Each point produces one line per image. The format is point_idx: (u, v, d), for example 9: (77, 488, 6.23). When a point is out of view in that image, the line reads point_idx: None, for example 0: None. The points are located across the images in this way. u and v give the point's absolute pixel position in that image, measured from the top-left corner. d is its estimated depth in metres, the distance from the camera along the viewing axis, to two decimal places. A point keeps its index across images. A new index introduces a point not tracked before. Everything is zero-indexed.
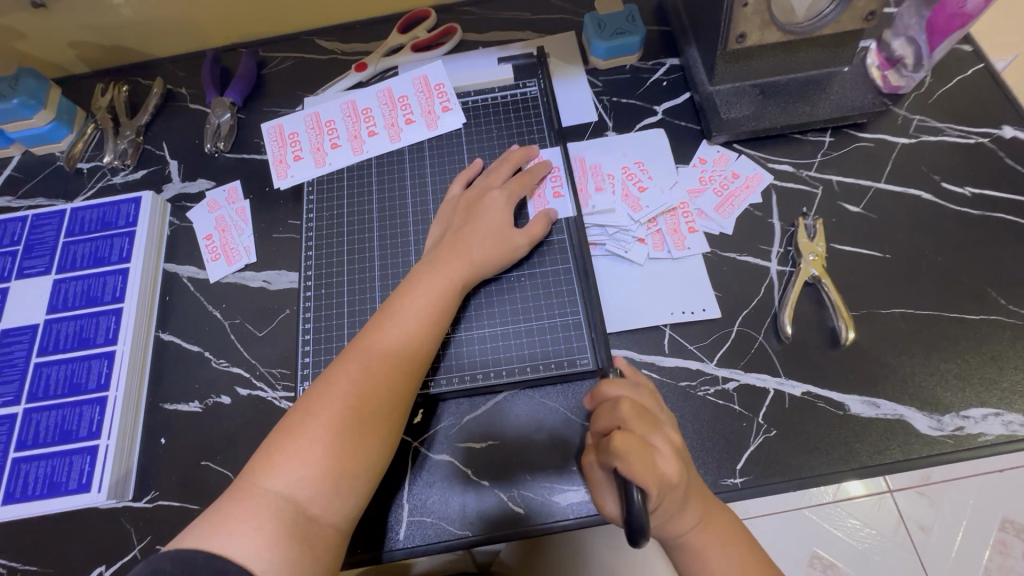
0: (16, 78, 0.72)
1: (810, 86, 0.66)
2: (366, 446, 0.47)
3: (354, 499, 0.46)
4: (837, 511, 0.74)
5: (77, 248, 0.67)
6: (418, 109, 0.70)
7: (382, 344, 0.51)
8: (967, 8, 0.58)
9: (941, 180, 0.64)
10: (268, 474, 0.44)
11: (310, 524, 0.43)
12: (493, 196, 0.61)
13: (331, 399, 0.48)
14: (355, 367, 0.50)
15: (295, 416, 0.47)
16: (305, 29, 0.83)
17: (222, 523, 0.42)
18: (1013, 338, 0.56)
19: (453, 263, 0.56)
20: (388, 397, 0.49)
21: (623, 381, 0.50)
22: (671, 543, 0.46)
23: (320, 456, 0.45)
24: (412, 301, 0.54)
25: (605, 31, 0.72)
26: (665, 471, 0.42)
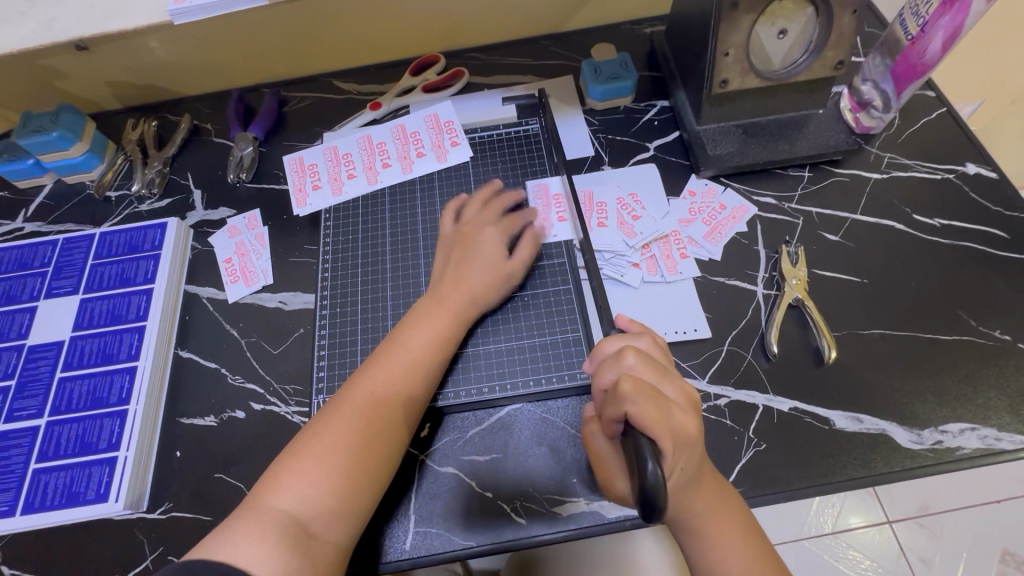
0: (57, 113, 0.78)
1: (788, 126, 0.72)
2: (370, 467, 0.50)
3: (354, 518, 0.48)
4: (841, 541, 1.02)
5: (104, 270, 0.71)
6: (428, 144, 0.76)
7: (390, 370, 0.54)
8: (926, 58, 0.64)
9: (912, 212, 0.69)
10: (273, 495, 0.47)
11: (311, 540, 0.45)
12: (486, 232, 0.64)
13: (339, 422, 0.51)
14: (359, 393, 0.53)
15: (303, 439, 0.50)
16: (323, 71, 0.90)
17: (229, 538, 0.44)
18: (986, 358, 0.60)
19: (453, 297, 0.60)
20: (392, 421, 0.52)
21: (623, 338, 0.51)
22: (680, 520, 0.48)
23: (326, 476, 0.48)
24: (416, 332, 0.57)
25: (600, 75, 0.79)
26: (680, 423, 0.43)
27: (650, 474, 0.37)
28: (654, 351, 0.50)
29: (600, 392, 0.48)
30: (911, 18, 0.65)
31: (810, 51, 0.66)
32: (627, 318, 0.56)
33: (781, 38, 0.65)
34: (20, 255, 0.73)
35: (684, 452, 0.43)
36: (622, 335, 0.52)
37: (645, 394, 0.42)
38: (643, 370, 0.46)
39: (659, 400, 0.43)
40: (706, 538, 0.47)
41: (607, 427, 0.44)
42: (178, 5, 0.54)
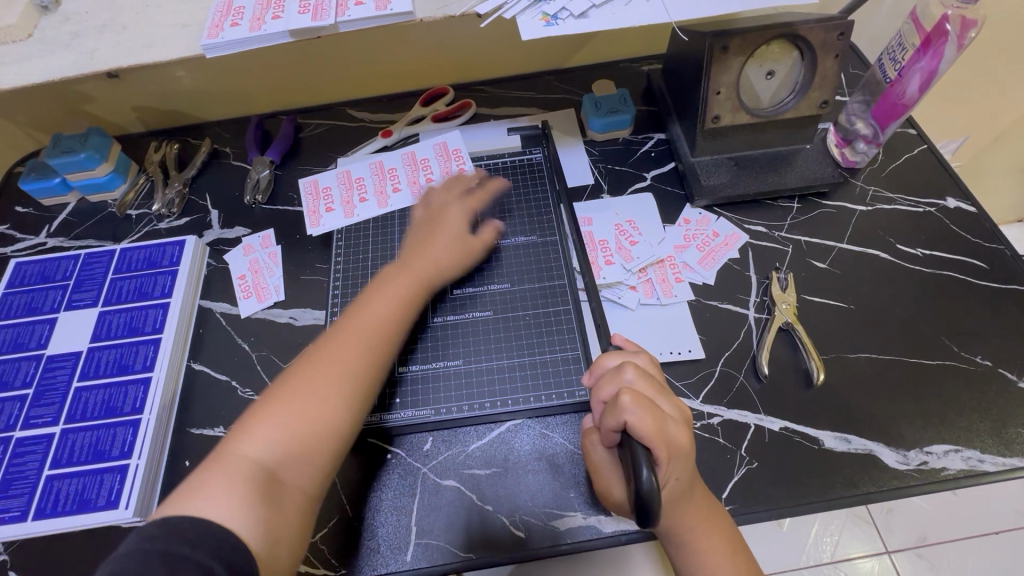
0: (86, 136, 0.82)
1: (778, 159, 0.77)
2: (335, 411, 0.52)
3: (321, 463, 0.51)
4: None
5: (123, 284, 0.74)
6: (437, 170, 0.79)
7: (353, 327, 0.57)
8: (905, 98, 0.68)
9: (895, 242, 0.73)
10: (241, 443, 0.48)
11: (279, 488, 0.47)
12: (451, 212, 0.71)
13: (306, 373, 0.53)
14: (331, 343, 0.55)
15: (272, 389, 0.52)
16: (338, 100, 0.95)
17: (197, 491, 0.45)
18: (968, 381, 0.63)
19: (422, 262, 0.65)
20: (356, 368, 0.54)
21: (621, 354, 0.54)
22: (670, 535, 0.49)
23: (290, 421, 0.50)
24: (385, 295, 0.60)
25: (601, 109, 0.84)
26: (677, 437, 0.46)
27: (644, 479, 0.39)
28: (650, 368, 0.53)
29: (601, 404, 0.50)
30: (889, 63, 0.70)
31: (796, 91, 0.70)
32: (623, 337, 0.59)
33: (769, 78, 0.70)
34: (43, 269, 0.76)
35: (678, 464, 0.45)
36: (621, 352, 0.55)
37: (644, 404, 0.45)
38: (641, 385, 0.49)
39: (657, 411, 0.46)
40: (697, 552, 0.49)
41: (605, 437, 0.47)
42: (211, 39, 0.58)
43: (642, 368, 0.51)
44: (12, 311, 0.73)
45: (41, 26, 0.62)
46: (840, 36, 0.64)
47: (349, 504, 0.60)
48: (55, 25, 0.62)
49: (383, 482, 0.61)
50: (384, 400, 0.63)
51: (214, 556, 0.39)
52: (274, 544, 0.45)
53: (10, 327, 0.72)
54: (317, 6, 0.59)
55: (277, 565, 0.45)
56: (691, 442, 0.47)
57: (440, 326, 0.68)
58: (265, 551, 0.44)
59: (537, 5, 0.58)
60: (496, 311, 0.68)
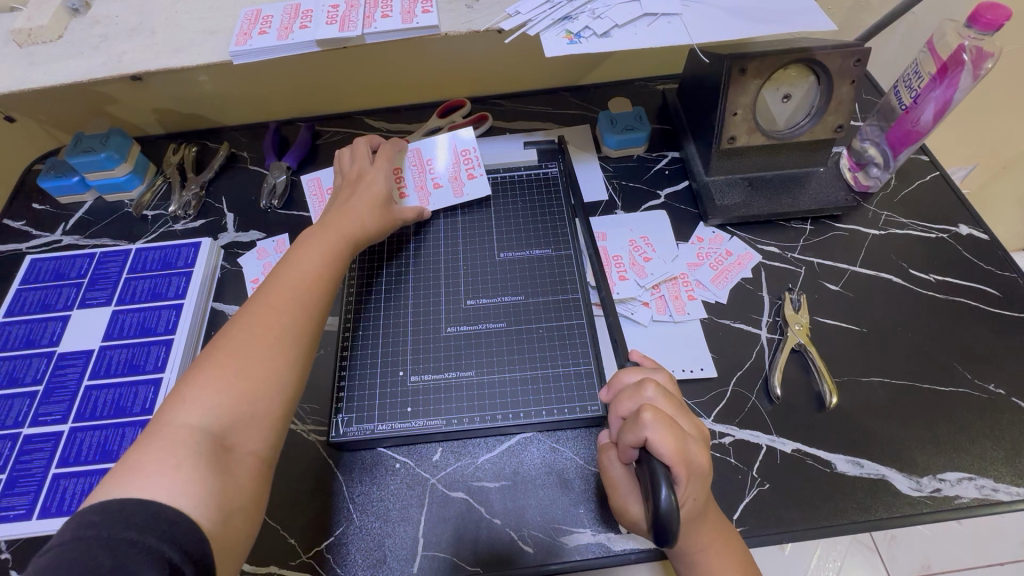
0: (107, 136, 0.82)
1: (792, 182, 0.77)
2: (280, 369, 0.50)
3: (269, 425, 0.48)
4: None
5: (137, 283, 0.74)
6: (445, 175, 0.77)
7: (282, 285, 0.55)
8: (920, 125, 0.69)
9: (908, 267, 0.73)
10: (179, 413, 0.45)
11: (229, 455, 0.45)
12: (372, 175, 0.70)
13: (238, 335, 0.50)
14: (265, 303, 0.53)
15: (203, 355, 0.49)
16: (356, 109, 0.96)
17: (134, 469, 0.41)
18: (981, 409, 0.62)
19: (338, 226, 0.63)
20: (294, 323, 0.53)
21: (641, 370, 0.54)
22: (684, 555, 0.49)
23: (233, 383, 0.47)
24: (305, 253, 0.59)
25: (616, 126, 0.84)
26: (696, 457, 0.45)
27: (664, 499, 0.39)
28: (670, 386, 0.53)
29: (619, 420, 0.50)
30: (905, 90, 0.71)
31: (812, 115, 0.71)
32: (639, 352, 0.59)
33: (785, 101, 0.71)
34: (57, 266, 0.77)
35: (696, 482, 0.45)
36: (639, 368, 0.55)
37: (665, 421, 0.44)
38: (661, 403, 0.49)
39: (678, 429, 0.45)
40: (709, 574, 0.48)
41: (624, 452, 0.47)
42: (240, 46, 0.59)
43: (661, 385, 0.51)
44: (25, 307, 0.73)
45: (71, 28, 0.63)
46: (856, 62, 0.65)
47: (355, 512, 0.60)
48: (85, 27, 0.63)
49: (390, 492, 0.61)
50: (395, 408, 0.63)
51: (165, 539, 0.37)
52: (228, 516, 0.42)
53: (23, 323, 0.72)
54: (344, 17, 0.60)
55: (233, 542, 0.42)
56: (709, 461, 0.46)
57: (453, 336, 0.68)
58: (218, 524, 0.41)
59: (560, 23, 0.59)
60: (510, 323, 0.69)
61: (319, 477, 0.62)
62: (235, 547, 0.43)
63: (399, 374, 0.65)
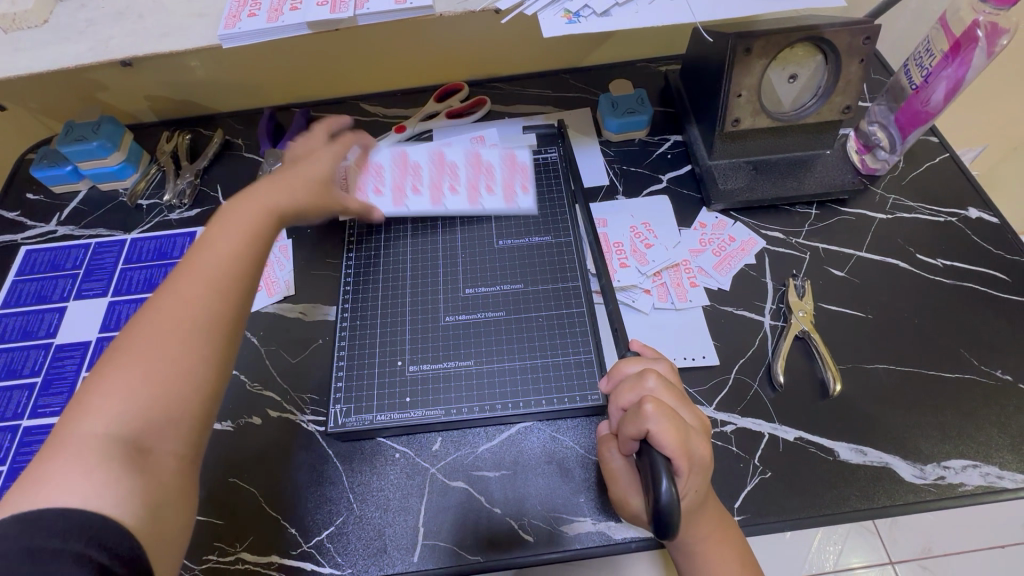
0: (99, 124, 0.81)
1: (797, 165, 0.75)
2: (199, 361, 0.43)
3: (190, 425, 0.42)
4: None
5: (133, 274, 0.74)
6: (499, 182, 0.77)
7: (201, 265, 0.47)
8: (930, 106, 0.67)
9: (916, 252, 0.72)
10: (80, 421, 0.39)
11: (145, 459, 0.39)
12: (321, 155, 0.64)
13: (147, 329, 0.43)
14: (176, 291, 0.45)
15: (111, 349, 0.42)
16: (352, 94, 0.94)
17: (42, 479, 0.36)
18: (987, 396, 0.61)
19: (274, 197, 0.55)
20: (211, 310, 0.45)
21: (643, 360, 0.53)
22: (683, 546, 0.48)
23: (145, 383, 0.41)
24: (224, 228, 0.50)
25: (617, 109, 0.82)
26: (699, 451, 0.44)
27: (665, 490, 0.38)
28: (670, 375, 0.52)
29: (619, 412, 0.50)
30: (916, 69, 0.68)
31: (819, 95, 0.69)
32: (639, 342, 0.58)
33: (791, 82, 0.69)
34: (53, 257, 0.77)
35: (697, 476, 0.44)
36: (640, 358, 0.54)
37: (667, 413, 0.44)
38: (663, 394, 0.48)
39: (679, 421, 0.44)
40: (707, 564, 0.48)
41: (623, 444, 0.46)
42: (229, 30, 0.57)
43: (662, 376, 0.50)
44: (21, 299, 0.73)
45: (56, 13, 0.61)
46: (866, 40, 0.63)
47: (355, 502, 0.60)
48: (71, 11, 0.61)
49: (389, 482, 0.60)
50: (393, 399, 0.63)
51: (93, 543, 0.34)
52: (156, 514, 0.39)
53: (19, 314, 0.71)
54: None
55: (165, 536, 0.39)
56: (711, 453, 0.46)
57: (451, 326, 0.67)
58: (144, 519, 0.37)
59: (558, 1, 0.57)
60: (509, 312, 0.68)
61: (318, 467, 0.62)
62: (169, 539, 0.39)
63: (398, 364, 0.65)
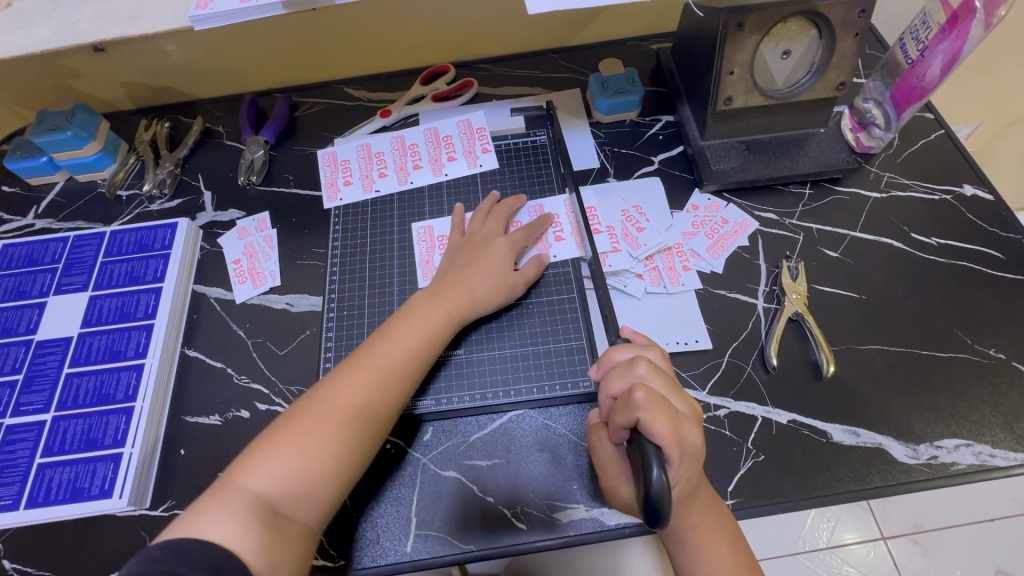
0: (72, 112, 0.78)
1: (791, 144, 0.74)
2: (341, 456, 0.50)
3: (324, 503, 0.49)
4: (830, 556, 0.99)
5: (114, 268, 0.72)
6: (460, 150, 0.78)
7: (373, 365, 0.55)
8: (926, 81, 0.65)
9: (910, 231, 0.71)
10: (246, 473, 0.48)
11: (279, 520, 0.47)
12: (497, 243, 0.66)
13: (312, 410, 0.52)
14: (344, 380, 0.54)
15: (286, 420, 0.52)
16: (335, 78, 0.92)
17: (200, 513, 0.45)
18: (980, 374, 0.61)
19: (452, 297, 0.61)
20: (367, 409, 0.53)
21: (631, 347, 0.52)
22: (674, 531, 0.48)
23: (296, 457, 0.49)
24: (405, 329, 0.58)
25: (607, 89, 0.80)
26: (690, 438, 0.44)
27: (655, 479, 0.38)
28: (661, 362, 0.52)
29: (609, 399, 0.49)
30: (911, 42, 0.67)
31: (813, 72, 0.67)
32: (630, 327, 0.57)
33: (785, 58, 0.66)
34: (31, 251, 0.74)
35: (689, 464, 0.44)
36: (630, 345, 0.53)
37: (658, 400, 0.43)
38: (654, 381, 0.47)
39: (670, 409, 0.44)
40: (697, 550, 0.48)
41: (613, 433, 0.45)
42: (201, 11, 0.55)
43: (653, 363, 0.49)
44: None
45: None
46: (861, 13, 0.61)
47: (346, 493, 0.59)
48: None
49: (381, 472, 0.60)
50: None
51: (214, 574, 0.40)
52: (273, 567, 0.44)
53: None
54: None
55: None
56: (703, 440, 0.45)
57: None
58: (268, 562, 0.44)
59: None
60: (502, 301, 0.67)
61: None
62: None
63: None
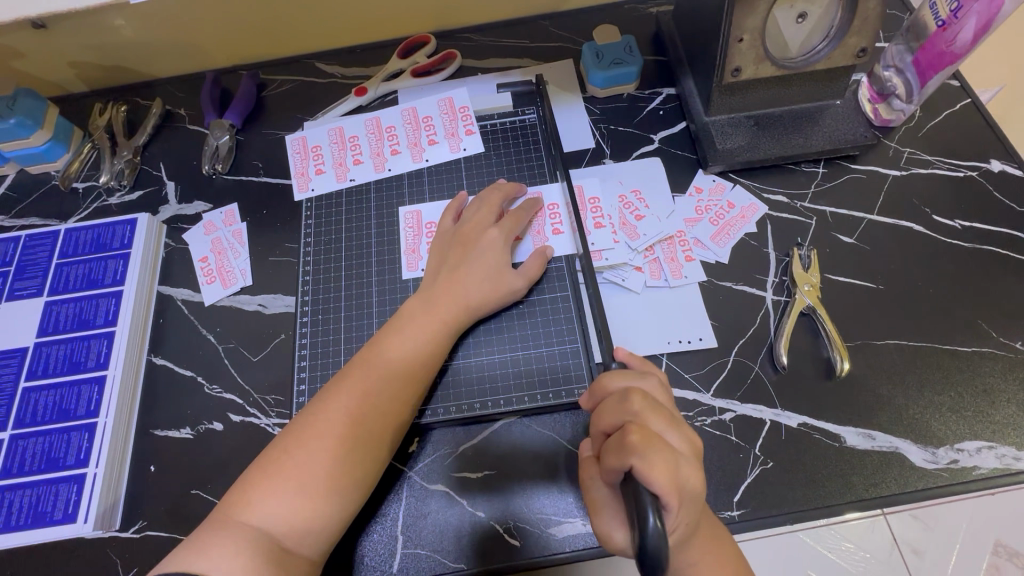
0: (14, 98, 0.71)
1: (803, 118, 0.68)
2: (344, 485, 0.47)
3: (329, 534, 0.47)
4: (831, 534, 0.66)
5: (70, 270, 0.66)
6: (442, 132, 0.71)
7: (368, 382, 0.52)
8: (955, 46, 0.59)
9: (932, 213, 0.65)
10: (246, 508, 0.45)
11: (285, 556, 0.44)
12: (490, 237, 0.60)
13: (307, 437, 0.48)
14: (338, 401, 0.50)
15: (278, 449, 0.48)
16: (305, 53, 0.84)
17: (202, 549, 0.42)
18: (1005, 371, 0.57)
19: (447, 304, 0.57)
20: (367, 432, 0.49)
21: (627, 376, 0.47)
22: (674, 568, 0.45)
23: (295, 491, 0.46)
24: (399, 340, 0.54)
25: (603, 61, 0.73)
26: (689, 481, 0.40)
27: (650, 527, 0.34)
28: (658, 393, 0.47)
29: (601, 436, 0.45)
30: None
31: (830, 37, 0.60)
32: (625, 349, 0.52)
33: (800, 22, 0.59)
34: None
35: (688, 507, 0.40)
36: (625, 372, 0.48)
37: (654, 444, 0.39)
38: (650, 418, 0.43)
39: (667, 450, 0.40)
40: None
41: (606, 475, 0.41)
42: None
43: (648, 396, 0.44)
44: None
45: None
46: None
47: None
48: None
49: None
50: None
51: None
52: None
53: None
54: None
55: None
56: (704, 482, 0.42)
57: None
58: None
59: None
60: None
61: None
62: None
63: None
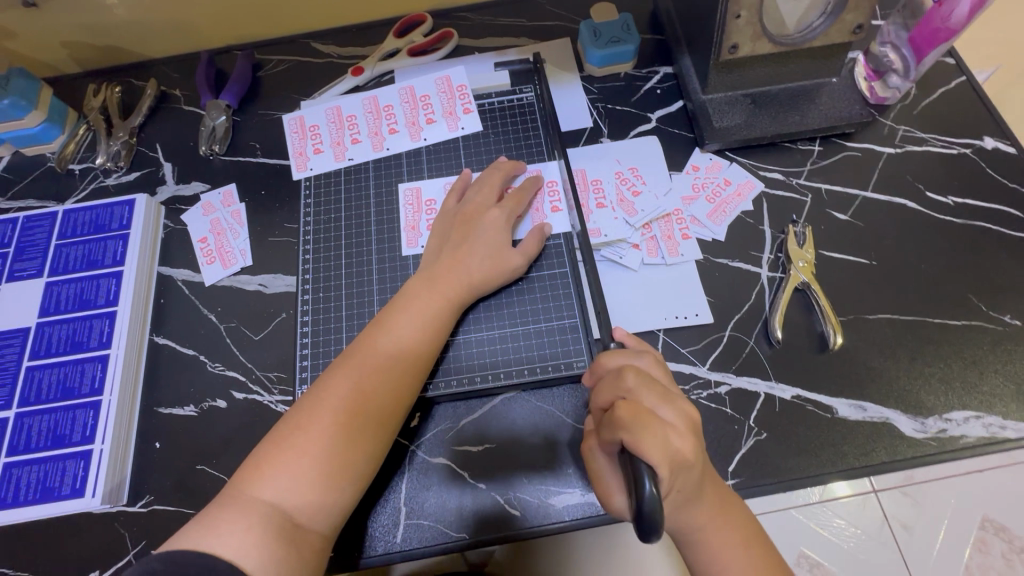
0: (7, 79, 0.71)
1: (799, 96, 0.68)
2: (353, 459, 0.48)
3: (339, 508, 0.48)
4: (823, 510, 0.71)
5: (69, 251, 0.67)
6: (439, 111, 0.71)
7: (373, 359, 0.52)
8: (951, 22, 0.60)
9: (925, 190, 0.66)
10: (258, 484, 0.46)
11: (297, 530, 0.45)
12: (491, 217, 0.61)
13: (315, 415, 0.49)
14: (344, 379, 0.51)
15: (287, 427, 0.49)
16: (300, 32, 0.83)
17: (213, 525, 0.43)
18: (993, 343, 0.58)
19: (449, 282, 0.57)
20: (374, 408, 0.50)
21: (622, 355, 0.49)
22: (679, 531, 0.47)
23: (306, 467, 0.47)
24: (402, 319, 0.55)
25: (600, 39, 0.73)
26: (681, 450, 0.42)
27: (648, 493, 0.36)
28: (654, 371, 0.48)
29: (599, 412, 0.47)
30: None
31: (827, 13, 0.60)
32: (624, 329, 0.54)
33: None
34: None
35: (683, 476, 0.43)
36: (620, 351, 0.50)
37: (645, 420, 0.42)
38: (643, 394, 0.45)
39: (658, 425, 0.42)
40: (707, 548, 0.46)
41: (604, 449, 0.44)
42: None
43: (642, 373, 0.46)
44: None
45: None
46: None
47: None
48: None
49: None
50: None
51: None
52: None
53: None
54: None
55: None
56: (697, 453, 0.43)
57: None
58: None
59: None
60: None
61: None
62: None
63: None
